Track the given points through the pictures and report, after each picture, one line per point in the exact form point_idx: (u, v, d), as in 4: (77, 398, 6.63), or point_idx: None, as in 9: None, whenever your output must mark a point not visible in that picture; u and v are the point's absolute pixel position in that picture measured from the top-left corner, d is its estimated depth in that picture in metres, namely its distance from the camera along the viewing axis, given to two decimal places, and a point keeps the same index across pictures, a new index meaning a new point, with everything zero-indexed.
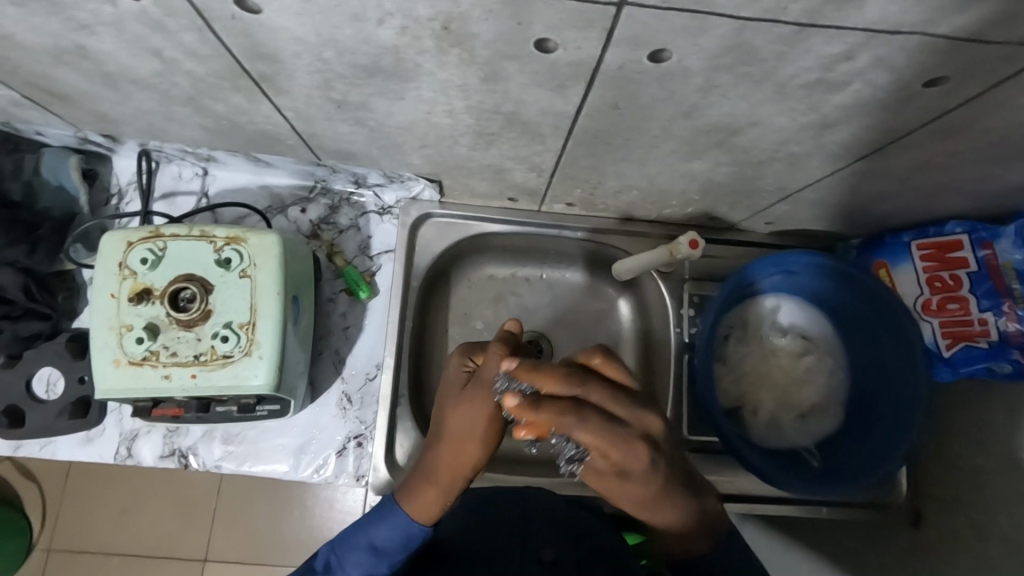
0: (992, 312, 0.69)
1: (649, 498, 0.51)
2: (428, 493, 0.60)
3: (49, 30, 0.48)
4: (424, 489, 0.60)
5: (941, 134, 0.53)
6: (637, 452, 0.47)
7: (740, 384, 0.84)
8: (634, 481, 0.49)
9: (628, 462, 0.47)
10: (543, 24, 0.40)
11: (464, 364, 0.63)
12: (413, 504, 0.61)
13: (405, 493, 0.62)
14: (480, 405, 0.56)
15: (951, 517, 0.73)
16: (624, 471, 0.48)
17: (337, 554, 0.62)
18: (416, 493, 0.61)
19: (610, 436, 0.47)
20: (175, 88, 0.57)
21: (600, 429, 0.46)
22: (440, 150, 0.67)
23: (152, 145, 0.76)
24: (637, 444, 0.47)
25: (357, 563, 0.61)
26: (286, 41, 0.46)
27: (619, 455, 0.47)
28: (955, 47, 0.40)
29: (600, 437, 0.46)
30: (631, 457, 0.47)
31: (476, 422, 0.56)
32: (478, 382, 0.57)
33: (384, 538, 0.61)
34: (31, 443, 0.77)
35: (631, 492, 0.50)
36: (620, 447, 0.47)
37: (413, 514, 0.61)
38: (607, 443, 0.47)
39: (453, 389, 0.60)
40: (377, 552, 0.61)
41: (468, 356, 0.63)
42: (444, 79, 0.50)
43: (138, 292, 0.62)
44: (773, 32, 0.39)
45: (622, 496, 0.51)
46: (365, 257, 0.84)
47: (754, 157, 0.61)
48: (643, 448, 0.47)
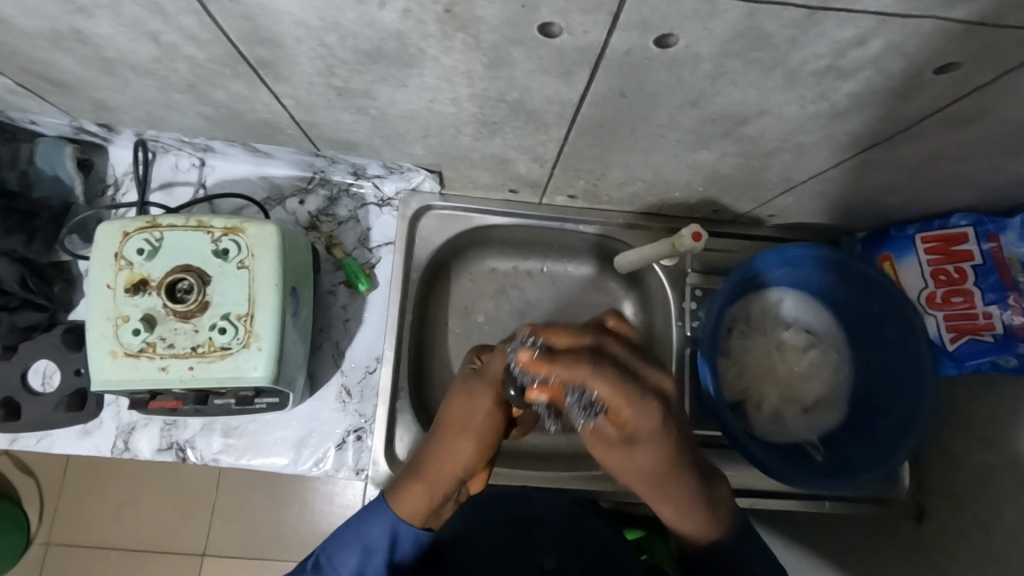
0: (997, 305, 0.69)
1: (659, 467, 0.52)
2: (416, 488, 0.60)
3: (44, 13, 0.47)
4: (412, 484, 0.60)
5: (953, 123, 0.52)
6: (650, 411, 0.49)
7: (743, 378, 0.83)
8: (646, 445, 0.50)
9: (641, 420, 0.49)
10: (549, 8, 0.39)
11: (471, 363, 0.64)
12: (401, 503, 0.60)
13: (393, 487, 0.61)
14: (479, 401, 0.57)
15: (956, 509, 0.73)
16: (635, 432, 0.50)
17: (328, 552, 0.61)
18: (404, 490, 0.60)
19: (625, 390, 0.48)
20: (173, 74, 0.56)
21: (617, 381, 0.48)
22: (442, 140, 0.66)
23: (149, 135, 0.75)
24: (650, 402, 0.49)
25: (347, 562, 0.60)
26: (287, 25, 0.45)
27: (633, 411, 0.49)
28: (972, 31, 0.39)
29: (616, 392, 0.48)
30: (646, 415, 0.49)
31: (472, 420, 0.57)
32: (479, 378, 0.58)
33: (377, 539, 0.60)
34: (28, 436, 0.76)
35: (643, 459, 0.51)
36: (634, 402, 0.49)
37: (399, 510, 0.60)
38: (623, 399, 0.49)
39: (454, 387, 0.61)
40: (369, 552, 0.60)
41: (475, 356, 0.64)
42: (448, 65, 0.49)
43: (135, 283, 0.61)
44: (784, 16, 0.39)
45: (630, 466, 0.52)
46: (365, 249, 0.83)
47: (761, 147, 0.60)
48: (656, 406, 0.49)
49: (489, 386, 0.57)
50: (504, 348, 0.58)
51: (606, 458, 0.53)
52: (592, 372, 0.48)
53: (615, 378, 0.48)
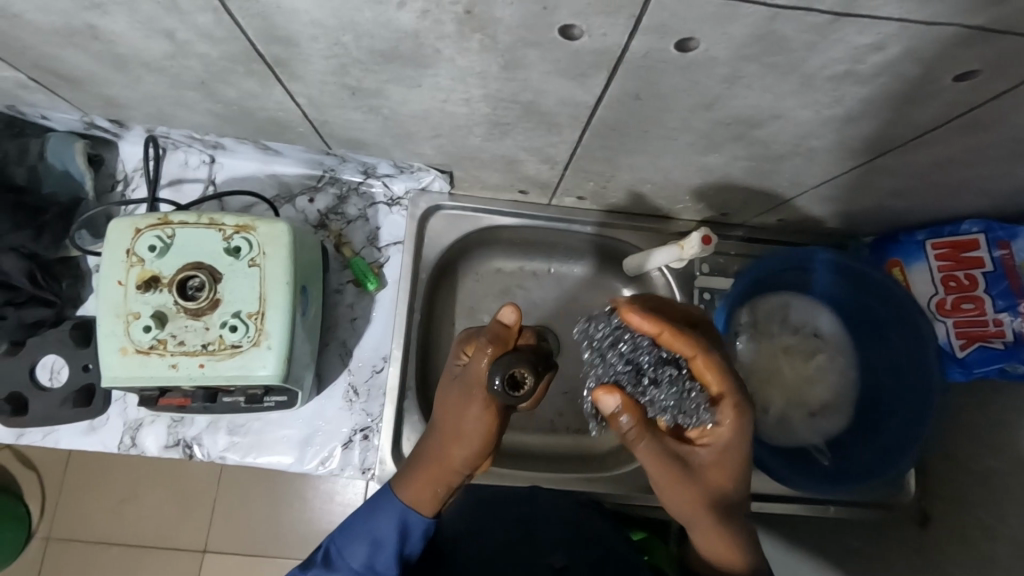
0: (1009, 312, 0.68)
1: (729, 479, 0.54)
2: (423, 480, 0.60)
3: (61, 9, 0.47)
4: (419, 477, 0.60)
5: (967, 130, 0.52)
6: (740, 412, 0.53)
7: (749, 382, 0.83)
8: (727, 446, 0.53)
9: (728, 418, 0.53)
10: (569, 10, 0.39)
11: (458, 359, 0.62)
12: (409, 494, 0.61)
13: (400, 482, 0.61)
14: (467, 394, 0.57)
15: (962, 516, 0.73)
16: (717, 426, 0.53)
17: (337, 544, 0.61)
18: (411, 483, 0.61)
19: (726, 375, 0.53)
20: (186, 71, 0.56)
21: (717, 357, 0.53)
22: (453, 140, 0.66)
23: (159, 131, 0.75)
24: (738, 403, 0.53)
25: (357, 554, 0.60)
26: (304, 24, 0.45)
27: (728, 404, 0.53)
28: (992, 38, 0.39)
29: (721, 376, 0.53)
30: (738, 412, 0.53)
31: (467, 416, 0.57)
32: (465, 376, 0.57)
33: (385, 531, 0.60)
34: (33, 431, 0.76)
35: (720, 465, 0.54)
36: (733, 395, 0.53)
37: (409, 501, 0.60)
38: (726, 385, 0.53)
39: (448, 383, 0.60)
40: (378, 545, 0.60)
41: (462, 348, 0.62)
42: (463, 65, 0.49)
43: (146, 280, 0.61)
44: (805, 21, 0.39)
45: (700, 469, 0.54)
46: (373, 248, 0.83)
47: (773, 151, 0.60)
48: (747, 407, 0.53)
49: (478, 382, 0.56)
50: (486, 347, 0.56)
51: (680, 479, 0.53)
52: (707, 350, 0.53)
53: (719, 360, 0.53)
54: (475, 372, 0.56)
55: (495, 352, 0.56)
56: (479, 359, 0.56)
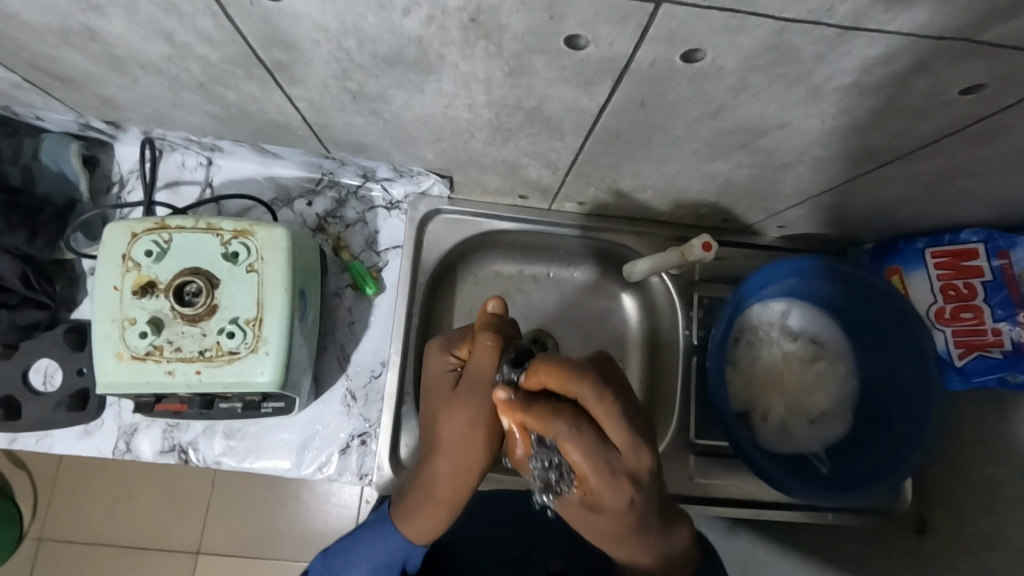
0: (1007, 322, 0.68)
1: (617, 531, 0.50)
2: (429, 511, 0.59)
3: (57, 10, 0.46)
4: (425, 507, 0.59)
5: (971, 142, 0.52)
6: (619, 482, 0.47)
7: (749, 388, 0.84)
8: (615, 512, 0.48)
9: (609, 487, 0.47)
10: (577, 19, 0.39)
11: (449, 362, 0.61)
12: (413, 525, 0.60)
13: (405, 512, 0.60)
14: (474, 409, 0.55)
15: (959, 527, 0.73)
16: (599, 500, 0.47)
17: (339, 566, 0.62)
18: (415, 510, 0.59)
19: (591, 456, 0.46)
20: (185, 73, 0.55)
21: (587, 444, 0.46)
22: (454, 144, 0.65)
23: (156, 133, 0.74)
24: (622, 475, 0.47)
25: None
26: (306, 29, 0.44)
27: (596, 474, 0.46)
28: (1001, 53, 0.39)
29: (584, 457, 0.46)
30: (608, 481, 0.47)
31: (475, 428, 0.55)
32: (469, 384, 0.56)
33: (388, 557, 0.61)
34: (27, 436, 0.75)
35: (602, 522, 0.49)
36: (602, 473, 0.46)
37: (419, 530, 0.59)
38: (588, 464, 0.46)
39: (446, 392, 0.58)
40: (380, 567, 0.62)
41: (450, 351, 0.61)
42: (467, 72, 0.48)
43: (142, 285, 0.60)
44: (814, 33, 0.38)
45: (590, 527, 0.51)
46: (372, 252, 0.83)
47: (777, 159, 0.60)
48: (626, 480, 0.47)
49: (485, 385, 0.56)
50: (490, 345, 0.56)
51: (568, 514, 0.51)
52: (565, 424, 0.46)
53: (591, 436, 0.46)
54: (479, 372, 0.56)
55: (499, 345, 0.56)
56: (483, 358, 0.56)
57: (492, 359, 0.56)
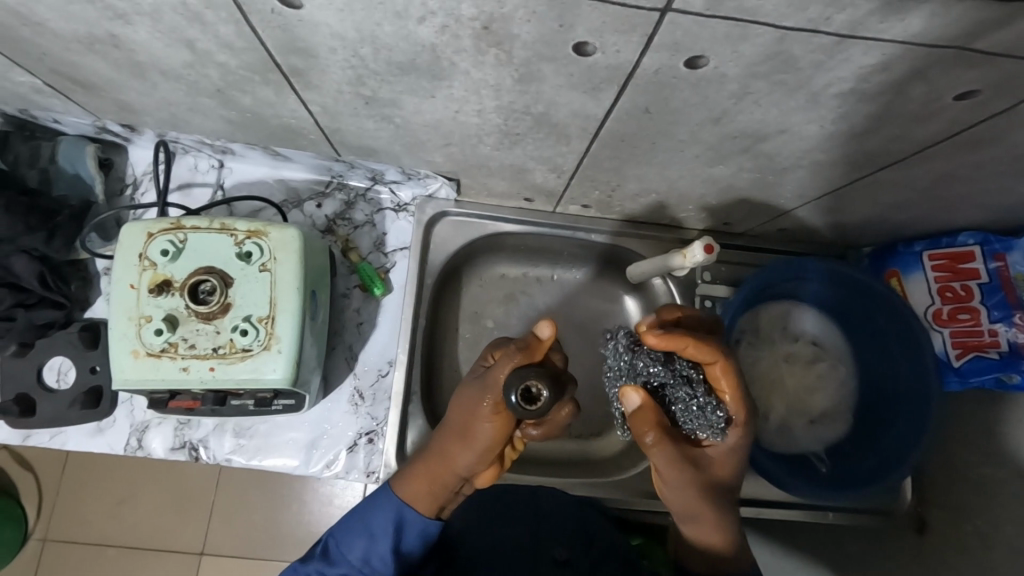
0: (1003, 323, 0.70)
1: (726, 468, 0.61)
2: (420, 482, 0.62)
3: (84, 18, 0.48)
4: (418, 476, 0.62)
5: (966, 147, 0.53)
6: (749, 405, 0.60)
7: (751, 391, 0.84)
8: (733, 442, 0.59)
9: (743, 410, 0.59)
10: (586, 27, 0.40)
11: (483, 361, 0.63)
12: (403, 490, 0.63)
13: (400, 476, 0.64)
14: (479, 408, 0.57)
15: (959, 526, 0.74)
16: (740, 424, 0.59)
17: (336, 539, 0.62)
18: (409, 477, 0.63)
19: (737, 379, 0.58)
20: (203, 79, 0.56)
21: (736, 369, 0.58)
22: (463, 148, 0.67)
23: (170, 136, 0.76)
24: (748, 403, 0.59)
25: (354, 548, 0.61)
26: (324, 36, 0.46)
27: (735, 396, 0.58)
28: (992, 61, 0.41)
29: (732, 376, 0.57)
30: (741, 404, 0.59)
31: (475, 425, 0.58)
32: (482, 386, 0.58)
33: (383, 528, 0.62)
34: (41, 433, 0.76)
35: (724, 450, 0.60)
36: (739, 395, 0.58)
37: (407, 498, 0.62)
38: (734, 384, 0.58)
39: (465, 384, 0.61)
40: (375, 539, 0.61)
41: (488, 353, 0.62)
42: (478, 78, 0.50)
43: (158, 284, 0.62)
44: (813, 42, 0.40)
45: (713, 461, 0.60)
46: (380, 254, 0.84)
47: (777, 164, 0.61)
48: (752, 403, 0.60)
49: (494, 393, 0.56)
50: (513, 359, 0.56)
51: (687, 470, 0.58)
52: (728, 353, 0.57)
53: (735, 363, 0.58)
54: (495, 381, 0.56)
55: (522, 362, 0.56)
56: (500, 372, 0.56)
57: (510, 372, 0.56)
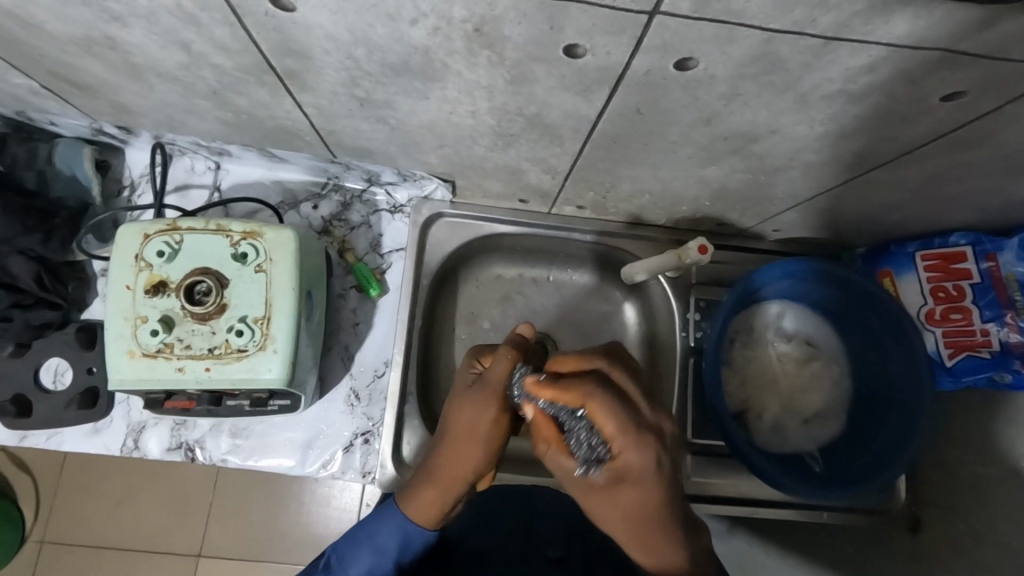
0: (995, 322, 0.70)
1: (645, 508, 0.52)
2: (426, 495, 0.61)
3: (80, 20, 0.48)
4: (422, 490, 0.61)
5: (954, 147, 0.54)
6: (643, 444, 0.51)
7: (745, 388, 0.85)
8: (642, 478, 0.51)
9: (637, 446, 0.51)
10: (575, 29, 0.41)
11: (472, 367, 0.67)
12: (414, 505, 0.61)
13: (403, 493, 0.62)
14: (484, 407, 0.60)
15: (950, 524, 0.74)
16: (631, 464, 0.51)
17: (340, 553, 0.61)
18: (417, 490, 0.61)
19: (620, 418, 0.51)
20: (199, 81, 0.57)
21: (615, 410, 0.51)
22: (458, 149, 0.67)
23: (167, 138, 0.77)
24: (648, 435, 0.51)
25: (359, 562, 0.60)
26: (318, 38, 0.46)
27: (624, 436, 0.51)
28: (976, 62, 0.41)
29: (609, 419, 0.51)
30: (635, 440, 0.51)
31: (482, 421, 0.60)
32: (480, 385, 0.61)
33: (389, 541, 0.61)
34: (37, 433, 0.76)
35: (635, 491, 0.51)
36: (630, 435, 0.51)
37: (413, 514, 0.61)
38: (615, 426, 0.51)
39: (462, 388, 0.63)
40: (381, 552, 0.61)
41: (477, 359, 0.67)
42: (471, 80, 0.50)
43: (154, 285, 0.62)
44: (800, 43, 0.40)
45: (623, 503, 0.52)
46: (376, 255, 0.85)
47: (769, 164, 0.62)
48: (651, 437, 0.51)
49: (497, 389, 0.60)
50: (506, 354, 0.61)
51: (590, 498, 0.53)
52: (587, 387, 0.52)
53: (610, 404, 0.52)
54: (495, 376, 0.61)
55: (516, 358, 0.61)
56: (498, 366, 0.60)
57: (506, 368, 0.60)
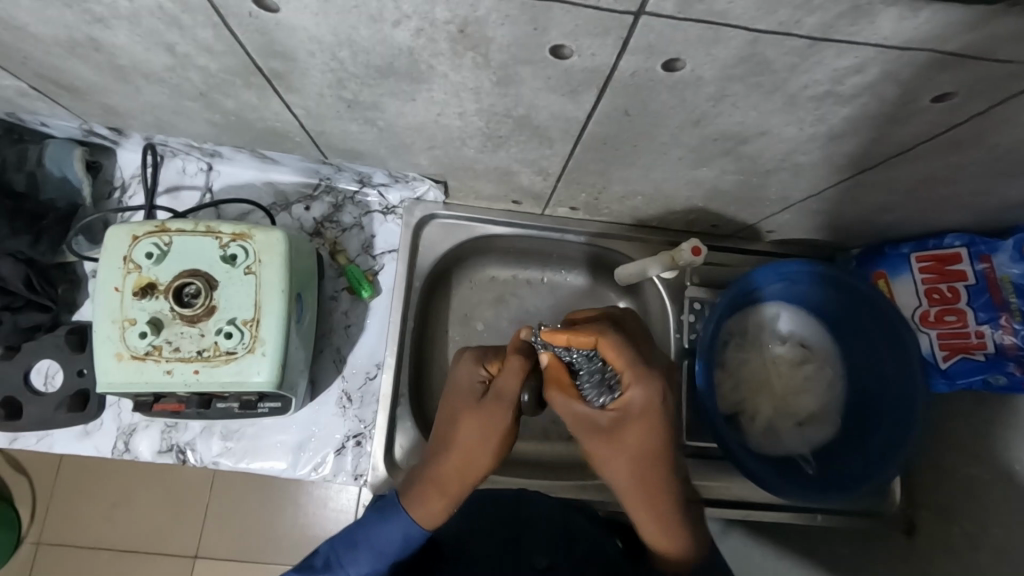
0: (989, 324, 0.70)
1: (652, 443, 0.56)
2: (433, 498, 0.61)
3: (63, 22, 0.48)
4: (428, 493, 0.61)
5: (945, 148, 0.54)
6: (650, 378, 0.56)
7: (738, 391, 0.85)
8: (642, 417, 0.55)
9: (643, 384, 0.56)
10: (559, 30, 0.41)
11: (478, 372, 0.66)
12: (419, 506, 0.61)
13: (407, 495, 0.62)
14: (496, 415, 0.61)
15: (946, 526, 0.74)
16: (636, 402, 0.56)
17: (337, 553, 0.61)
18: (422, 494, 0.61)
19: (628, 354, 0.57)
20: (186, 83, 0.57)
21: (625, 351, 0.57)
22: (448, 151, 0.67)
23: (157, 139, 0.76)
24: (651, 374, 0.56)
25: (359, 563, 0.61)
26: (303, 40, 0.46)
27: (629, 372, 0.56)
28: (963, 63, 0.41)
29: (617, 353, 0.57)
30: (640, 376, 0.56)
31: (496, 425, 0.61)
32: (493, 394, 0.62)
33: (389, 545, 0.61)
34: (28, 436, 0.76)
35: (641, 428, 0.55)
36: (633, 373, 0.56)
37: (418, 517, 0.61)
38: (620, 363, 0.57)
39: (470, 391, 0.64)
40: (381, 555, 0.61)
41: (482, 364, 0.67)
42: (458, 81, 0.50)
43: (143, 287, 0.62)
44: (786, 44, 0.40)
45: (626, 442, 0.56)
46: (368, 256, 0.84)
47: (760, 166, 0.61)
48: (656, 374, 0.56)
49: (508, 400, 0.62)
50: (521, 365, 0.63)
51: (602, 447, 0.56)
52: (605, 331, 0.58)
53: (617, 342, 0.57)
54: (509, 378, 0.62)
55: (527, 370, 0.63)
56: (512, 372, 0.63)
57: (519, 380, 0.62)
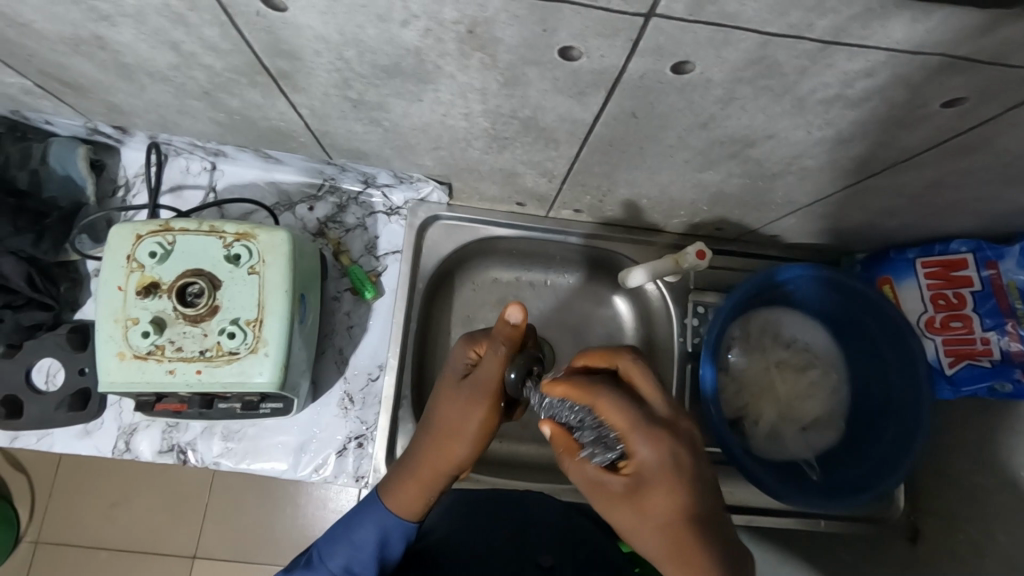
0: (995, 331, 0.70)
1: (675, 513, 0.47)
2: (409, 490, 0.62)
3: (68, 19, 0.48)
4: (405, 485, 0.62)
5: (954, 153, 0.53)
6: (655, 440, 0.48)
7: (742, 395, 0.84)
8: (664, 474, 0.47)
9: (648, 442, 0.48)
10: (568, 32, 0.40)
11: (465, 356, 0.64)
12: (396, 503, 0.62)
13: (387, 488, 0.63)
14: (472, 407, 0.59)
15: (950, 535, 0.74)
16: (642, 463, 0.48)
17: (320, 549, 0.61)
18: (399, 487, 0.62)
19: (630, 414, 0.49)
20: (191, 81, 0.56)
21: (627, 408, 0.49)
22: (452, 152, 0.67)
23: (162, 138, 0.76)
24: (659, 429, 0.49)
25: (336, 556, 0.60)
26: (310, 39, 0.46)
27: (635, 430, 0.49)
28: (976, 68, 0.41)
29: (620, 412, 0.50)
30: (653, 435, 0.48)
31: (471, 418, 0.60)
32: (474, 382, 0.60)
33: (366, 536, 0.60)
34: (28, 435, 0.76)
35: (669, 498, 0.47)
36: (640, 429, 0.49)
37: (392, 509, 0.62)
38: (629, 418, 0.49)
39: (452, 380, 0.63)
40: (358, 548, 0.60)
41: (471, 348, 0.63)
42: (464, 82, 0.50)
43: (146, 286, 0.62)
44: (797, 47, 0.40)
45: (657, 513, 0.47)
46: (371, 257, 0.84)
47: (767, 170, 0.61)
48: (664, 432, 0.48)
49: (487, 390, 0.59)
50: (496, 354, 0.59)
51: (613, 509, 0.49)
52: (603, 389, 0.51)
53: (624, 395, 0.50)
54: (482, 373, 0.59)
55: (507, 359, 0.59)
56: (490, 364, 0.59)
57: (498, 370, 0.59)
